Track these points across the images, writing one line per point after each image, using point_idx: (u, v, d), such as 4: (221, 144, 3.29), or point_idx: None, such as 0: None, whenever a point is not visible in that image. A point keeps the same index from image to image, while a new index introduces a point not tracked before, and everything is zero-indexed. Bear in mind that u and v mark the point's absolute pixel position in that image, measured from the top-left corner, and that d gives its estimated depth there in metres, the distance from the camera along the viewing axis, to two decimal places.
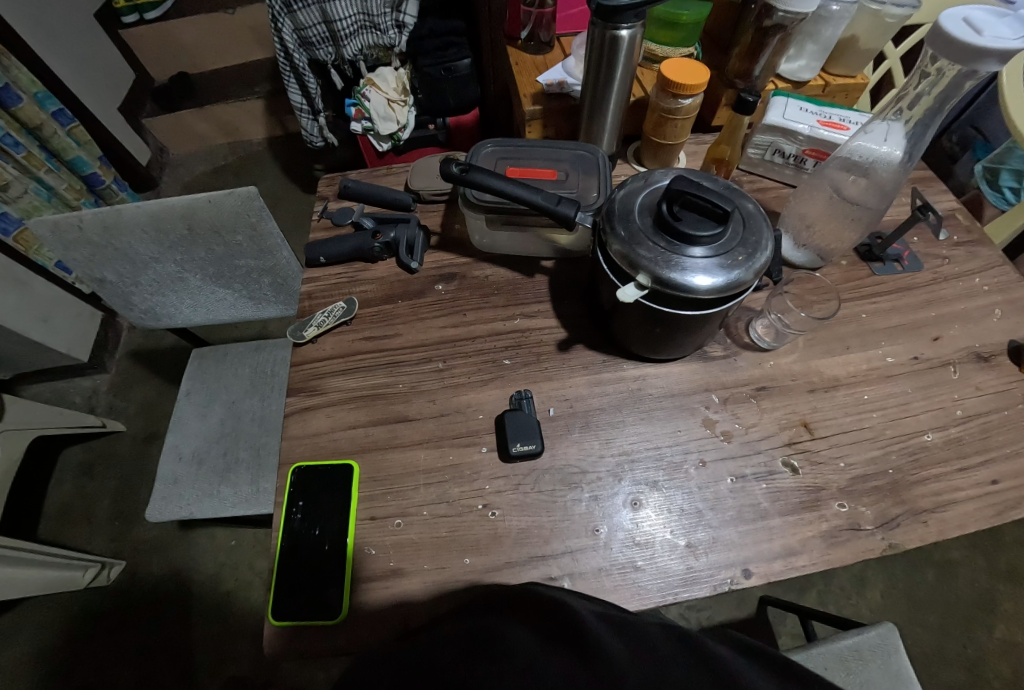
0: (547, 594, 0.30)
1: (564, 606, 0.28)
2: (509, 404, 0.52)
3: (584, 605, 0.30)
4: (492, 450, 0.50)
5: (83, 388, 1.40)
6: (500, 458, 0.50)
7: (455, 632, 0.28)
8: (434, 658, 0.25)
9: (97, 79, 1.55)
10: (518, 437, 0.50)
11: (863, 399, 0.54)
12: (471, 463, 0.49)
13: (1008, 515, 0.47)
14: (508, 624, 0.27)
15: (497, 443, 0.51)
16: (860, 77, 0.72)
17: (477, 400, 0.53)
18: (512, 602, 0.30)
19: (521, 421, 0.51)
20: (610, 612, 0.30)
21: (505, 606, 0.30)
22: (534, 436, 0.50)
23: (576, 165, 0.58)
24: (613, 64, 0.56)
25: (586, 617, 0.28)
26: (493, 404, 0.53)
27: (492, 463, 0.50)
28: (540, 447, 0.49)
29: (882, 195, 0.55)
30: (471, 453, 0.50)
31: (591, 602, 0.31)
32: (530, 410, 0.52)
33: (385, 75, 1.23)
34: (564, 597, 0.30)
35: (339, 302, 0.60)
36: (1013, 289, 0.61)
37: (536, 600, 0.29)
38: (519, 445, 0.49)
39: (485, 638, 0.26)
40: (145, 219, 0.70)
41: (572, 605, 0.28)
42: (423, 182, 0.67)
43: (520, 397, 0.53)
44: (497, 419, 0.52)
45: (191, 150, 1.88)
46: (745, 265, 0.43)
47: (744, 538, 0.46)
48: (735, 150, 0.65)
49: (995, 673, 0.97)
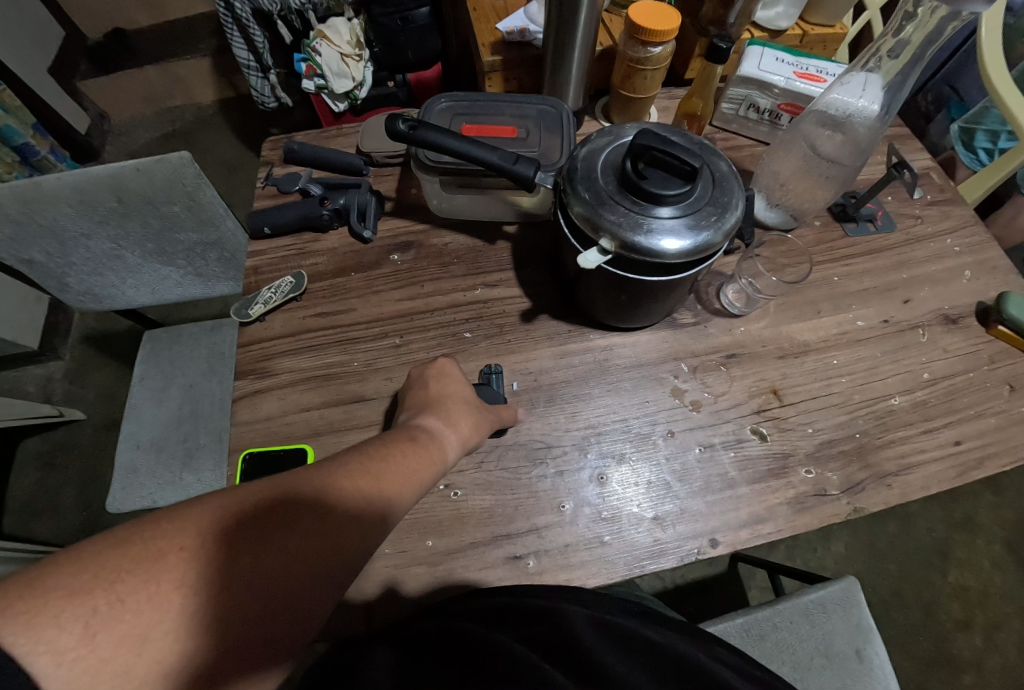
0: (544, 604, 0.35)
1: (560, 620, 0.33)
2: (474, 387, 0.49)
3: (581, 617, 0.34)
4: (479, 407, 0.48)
5: (36, 376, 1.32)
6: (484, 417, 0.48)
7: (444, 633, 0.30)
8: (432, 659, 0.28)
9: (18, 34, 1.39)
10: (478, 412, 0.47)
11: (833, 364, 0.53)
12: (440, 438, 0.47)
13: (969, 475, 0.47)
14: (507, 637, 0.29)
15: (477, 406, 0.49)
16: (839, 27, 0.68)
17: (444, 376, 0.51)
18: (510, 612, 0.33)
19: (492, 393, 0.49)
20: (605, 621, 0.34)
21: (501, 616, 0.33)
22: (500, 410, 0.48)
23: (538, 121, 0.54)
24: (577, 6, 0.51)
25: (583, 631, 0.32)
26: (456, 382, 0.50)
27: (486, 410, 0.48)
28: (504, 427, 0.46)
29: (858, 151, 0.52)
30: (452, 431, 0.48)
31: (586, 607, 0.35)
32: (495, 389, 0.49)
33: (337, 26, 1.11)
34: (558, 605, 0.35)
35: (287, 276, 0.56)
36: (982, 250, 0.60)
37: (534, 611, 0.34)
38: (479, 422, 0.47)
39: (474, 647, 0.28)
40: (68, 191, 0.63)
41: (568, 618, 0.33)
42: (375, 143, 0.62)
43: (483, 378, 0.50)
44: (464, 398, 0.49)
45: (135, 116, 1.74)
46: (716, 227, 0.41)
47: (712, 507, 0.45)
48: (708, 105, 0.62)
49: (948, 615, 1.03)
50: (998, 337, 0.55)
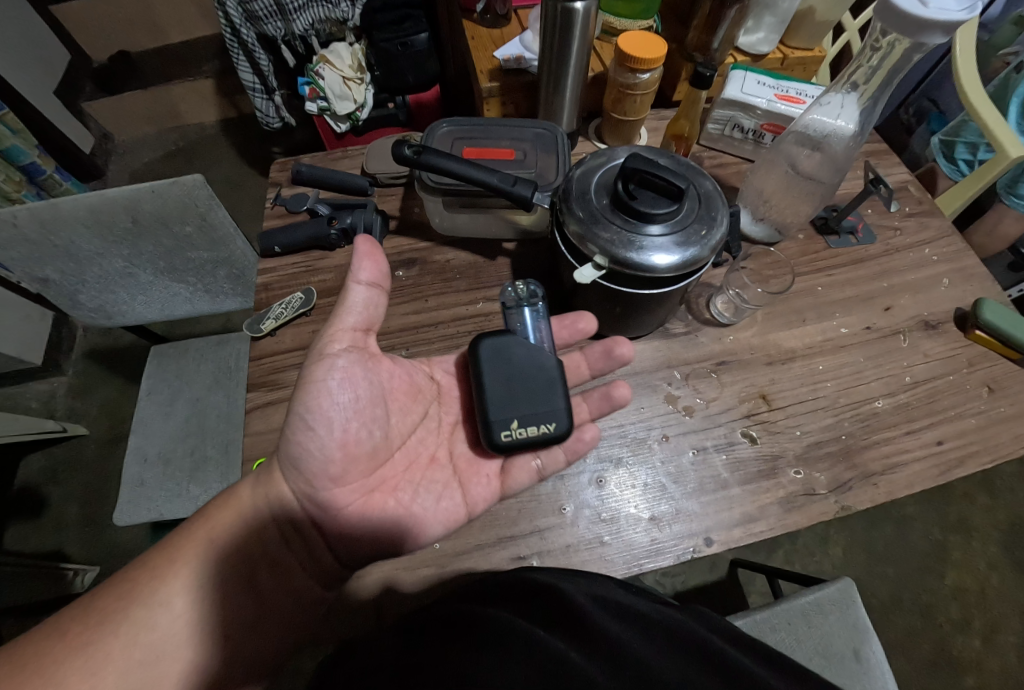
0: (542, 582, 0.36)
1: (558, 594, 0.34)
2: (483, 342, 0.45)
3: (580, 593, 0.35)
4: (326, 336, 0.41)
5: (40, 392, 1.34)
6: (373, 446, 0.43)
7: (455, 614, 0.32)
8: (442, 637, 0.29)
9: (27, 60, 1.43)
10: (503, 422, 0.43)
11: (818, 369, 0.56)
12: (438, 471, 0.47)
13: (951, 472, 0.50)
14: (507, 613, 0.31)
15: (381, 436, 0.44)
16: (817, 51, 0.72)
17: (410, 410, 0.48)
18: (511, 592, 0.35)
19: (362, 387, 0.42)
20: (603, 598, 0.35)
21: (501, 597, 0.34)
22: (559, 413, 0.43)
23: (535, 144, 0.57)
24: (569, 38, 0.55)
25: (583, 603, 0.33)
26: (406, 404, 0.48)
27: (341, 414, 0.40)
28: (567, 427, 0.43)
29: (836, 169, 0.56)
30: (427, 467, 0.47)
31: (585, 586, 0.37)
32: (538, 320, 0.50)
33: (339, 51, 1.16)
34: (557, 582, 0.36)
35: (297, 292, 0.58)
36: (959, 259, 0.64)
37: (533, 587, 0.35)
38: (517, 425, 0.43)
39: (485, 623, 0.29)
40: (85, 212, 0.66)
41: (567, 593, 0.34)
42: (380, 164, 0.65)
43: (505, 336, 0.45)
44: (509, 367, 0.45)
45: (138, 136, 1.78)
46: (703, 243, 0.44)
47: (705, 508, 0.47)
48: (695, 126, 0.65)
49: (947, 617, 1.04)
50: (975, 341, 0.58)
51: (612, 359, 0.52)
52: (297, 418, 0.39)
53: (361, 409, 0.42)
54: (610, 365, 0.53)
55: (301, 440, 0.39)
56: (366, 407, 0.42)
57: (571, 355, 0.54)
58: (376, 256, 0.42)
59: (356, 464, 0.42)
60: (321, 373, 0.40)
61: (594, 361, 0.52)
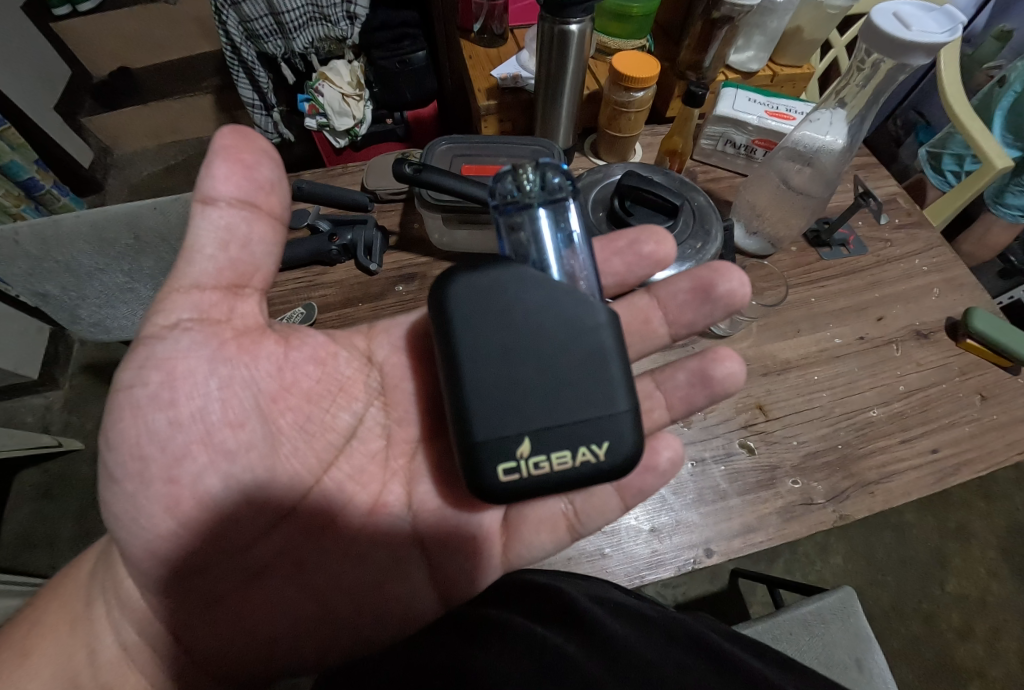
0: (546, 582, 0.41)
1: (559, 594, 0.38)
2: (453, 285, 0.33)
3: (580, 591, 0.39)
4: (151, 315, 0.34)
5: (36, 407, 1.33)
6: (243, 499, 0.34)
7: (468, 617, 0.37)
8: (454, 639, 0.34)
9: (28, 76, 1.44)
10: (505, 452, 0.31)
11: (814, 379, 0.56)
12: (386, 525, 0.40)
13: (946, 481, 0.50)
14: (512, 615, 0.36)
15: (259, 475, 0.35)
16: (806, 67, 0.74)
17: (321, 432, 0.40)
18: (519, 594, 0.41)
19: (208, 407, 0.33)
20: (602, 596, 0.39)
21: (507, 597, 0.40)
22: (623, 422, 0.33)
23: (532, 160, 0.59)
24: (565, 58, 0.57)
25: (582, 599, 0.38)
26: (309, 410, 0.40)
27: (158, 449, 0.32)
28: (636, 449, 0.33)
29: (826, 183, 0.57)
30: (370, 514, 0.40)
31: (587, 586, 0.40)
32: (567, 245, 0.40)
33: (339, 68, 1.19)
34: (559, 583, 0.40)
35: (298, 307, 0.59)
36: (949, 269, 0.65)
37: (540, 587, 0.40)
38: (530, 455, 0.32)
39: (492, 628, 0.34)
40: (86, 229, 0.67)
41: (568, 592, 0.38)
42: (379, 181, 0.67)
43: (493, 270, 0.33)
44: (515, 325, 0.33)
45: (139, 150, 1.79)
46: (696, 257, 0.46)
47: (705, 518, 0.48)
48: (688, 142, 0.67)
49: (949, 625, 1.04)
50: (967, 349, 0.59)
51: (711, 301, 0.41)
52: (106, 465, 0.33)
53: (207, 438, 0.33)
54: (707, 310, 0.42)
55: (110, 500, 0.33)
56: (217, 434, 0.34)
57: (639, 303, 0.43)
58: (245, 157, 0.33)
59: (221, 549, 0.34)
60: (128, 379, 0.33)
61: (680, 308, 0.43)
